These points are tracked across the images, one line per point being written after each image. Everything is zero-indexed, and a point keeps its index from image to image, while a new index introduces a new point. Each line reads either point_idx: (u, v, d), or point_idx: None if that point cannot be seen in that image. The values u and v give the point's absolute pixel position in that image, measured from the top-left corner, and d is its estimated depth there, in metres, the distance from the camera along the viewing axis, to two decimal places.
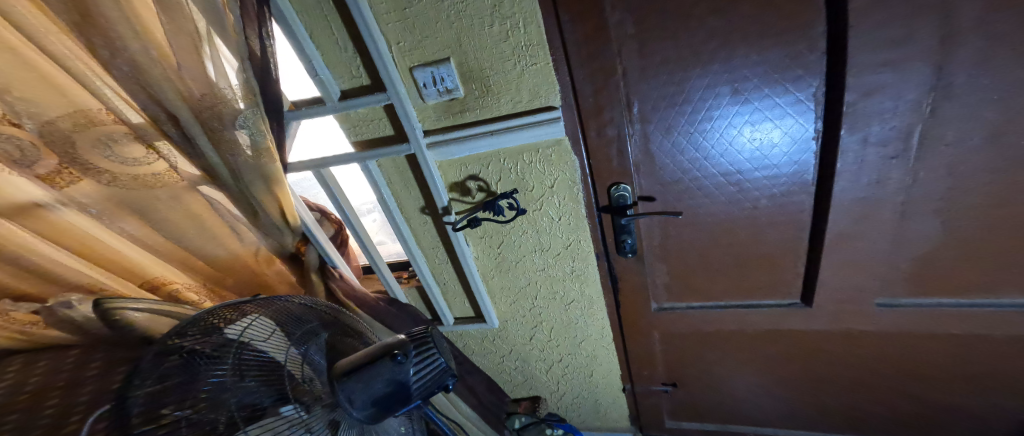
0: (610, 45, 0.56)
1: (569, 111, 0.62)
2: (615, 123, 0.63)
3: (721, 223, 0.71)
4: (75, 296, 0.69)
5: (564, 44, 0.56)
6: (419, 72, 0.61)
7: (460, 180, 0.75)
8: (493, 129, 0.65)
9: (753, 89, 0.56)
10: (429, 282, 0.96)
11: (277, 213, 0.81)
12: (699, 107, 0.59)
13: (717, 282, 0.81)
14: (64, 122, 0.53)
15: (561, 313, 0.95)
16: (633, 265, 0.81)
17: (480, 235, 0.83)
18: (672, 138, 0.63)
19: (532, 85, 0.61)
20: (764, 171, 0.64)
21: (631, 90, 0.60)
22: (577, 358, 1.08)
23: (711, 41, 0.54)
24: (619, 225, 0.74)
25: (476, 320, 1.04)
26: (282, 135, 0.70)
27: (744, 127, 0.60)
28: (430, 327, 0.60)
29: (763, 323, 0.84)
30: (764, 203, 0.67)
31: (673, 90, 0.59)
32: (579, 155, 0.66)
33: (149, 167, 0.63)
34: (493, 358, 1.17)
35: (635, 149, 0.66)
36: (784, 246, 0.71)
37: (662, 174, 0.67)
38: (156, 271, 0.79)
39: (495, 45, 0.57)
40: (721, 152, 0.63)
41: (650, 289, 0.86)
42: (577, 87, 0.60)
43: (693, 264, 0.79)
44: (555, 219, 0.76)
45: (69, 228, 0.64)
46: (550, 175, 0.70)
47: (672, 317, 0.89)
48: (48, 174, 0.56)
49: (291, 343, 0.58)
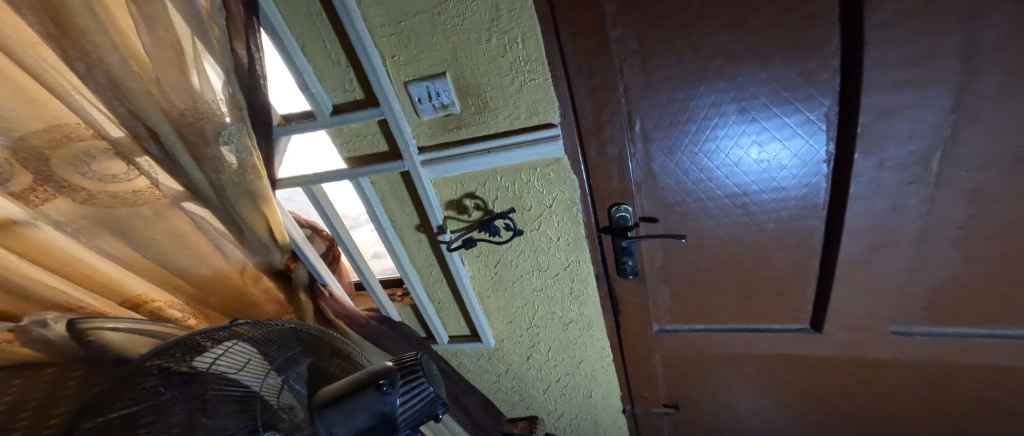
0: (614, 60, 0.54)
1: (569, 130, 0.60)
2: (617, 142, 0.61)
3: (725, 244, 0.69)
4: (52, 315, 0.63)
5: (566, 59, 0.55)
6: (414, 87, 0.59)
7: (455, 198, 0.72)
8: (490, 147, 0.63)
9: (760, 107, 0.55)
10: (423, 303, 0.93)
11: (265, 233, 0.79)
12: (704, 126, 0.58)
13: (722, 306, 0.78)
14: (39, 139, 0.51)
15: (559, 334, 0.93)
16: (634, 287, 0.78)
17: (476, 254, 0.81)
18: (675, 158, 0.62)
19: (530, 101, 0.59)
20: (770, 193, 0.62)
21: (634, 109, 0.58)
22: (575, 379, 1.04)
23: (717, 58, 0.52)
24: (619, 247, 0.71)
25: (471, 339, 1.01)
26: (271, 152, 0.68)
27: (751, 147, 0.58)
28: (420, 353, 0.57)
29: (771, 348, 0.82)
30: (771, 226, 0.65)
31: (676, 109, 0.57)
32: (579, 174, 0.64)
33: (129, 184, 0.61)
34: (488, 377, 1.13)
35: (636, 170, 0.64)
36: (791, 269, 0.69)
37: (665, 194, 0.65)
38: (137, 288, 0.76)
39: (493, 59, 0.56)
40: (727, 173, 0.62)
41: (653, 311, 0.83)
42: (579, 105, 0.58)
43: (699, 286, 0.76)
44: (554, 239, 0.74)
45: (51, 248, 0.62)
46: (548, 195, 0.67)
47: (675, 339, 0.87)
48: (23, 190, 0.54)
49: (272, 370, 0.55)
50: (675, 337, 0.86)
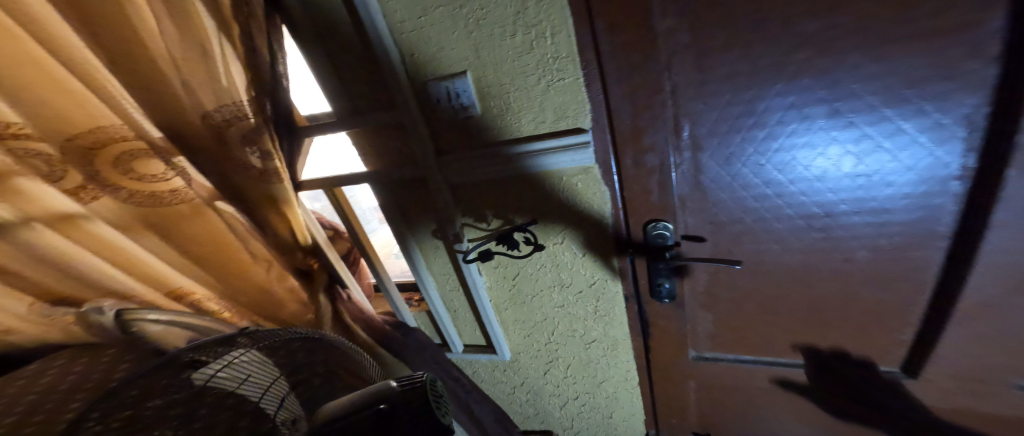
0: (668, 55, 0.47)
1: (600, 135, 0.54)
2: (658, 151, 0.53)
3: (782, 266, 0.61)
4: (108, 302, 0.69)
5: (600, 55, 0.48)
6: (434, 87, 0.56)
7: (474, 205, 0.68)
8: (511, 153, 0.58)
9: (860, 109, 0.46)
10: (438, 310, 0.89)
11: (288, 232, 0.83)
12: (775, 133, 0.50)
13: (774, 334, 0.71)
14: (86, 138, 0.53)
15: (580, 353, 0.87)
16: (669, 311, 0.71)
17: (494, 266, 0.76)
18: (732, 170, 0.54)
19: (558, 103, 0.53)
20: (865, 214, 0.53)
21: (682, 113, 0.51)
22: (595, 398, 0.97)
23: (803, 48, 0.44)
24: (655, 268, 0.63)
25: (486, 350, 0.97)
26: (293, 155, 0.72)
27: (846, 158, 0.49)
28: (426, 374, 0.54)
29: (840, 388, 0.74)
30: (862, 255, 0.57)
31: (742, 112, 0.49)
32: (610, 185, 0.58)
33: (166, 183, 0.62)
34: (504, 388, 1.09)
35: (683, 181, 0.56)
36: (860, 296, 0.61)
37: (716, 211, 0.58)
38: (179, 281, 0.74)
39: (518, 56, 0.51)
40: (804, 189, 0.53)
41: (690, 337, 0.76)
42: (615, 108, 0.51)
43: (745, 311, 0.69)
44: (578, 254, 0.68)
45: (105, 242, 0.63)
46: (573, 206, 0.62)
47: (716, 368, 0.79)
48: (75, 189, 0.56)
49: (280, 376, 0.58)
50: (713, 365, 0.78)
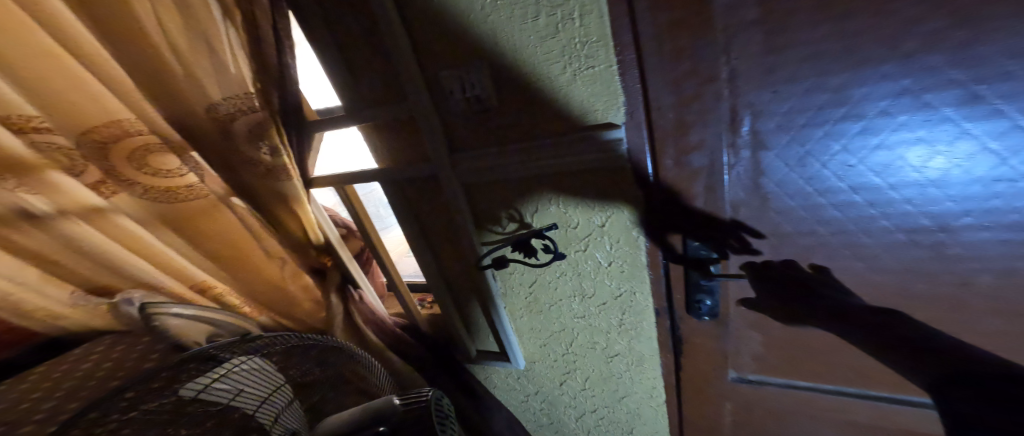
0: (724, 36, 0.39)
1: (635, 131, 0.47)
2: (707, 149, 0.46)
3: (859, 286, 0.52)
4: (137, 293, 0.75)
5: (639, 38, 0.41)
6: (447, 77, 0.51)
7: (490, 207, 0.63)
8: (531, 150, 0.53)
9: (1015, 93, 0.34)
10: (452, 316, 0.85)
11: (299, 231, 0.83)
12: (874, 126, 0.40)
13: (838, 362, 0.62)
14: (101, 133, 0.56)
15: (601, 365, 0.81)
16: (708, 328, 0.64)
17: (510, 272, 0.71)
18: (808, 171, 0.44)
19: (586, 94, 0.47)
20: (1001, 230, 0.41)
21: (740, 105, 0.43)
22: (615, 413, 0.91)
23: (921, 21, 0.34)
24: (695, 282, 0.57)
25: (501, 358, 0.92)
26: (304, 150, 0.69)
27: (985, 157, 0.38)
28: (427, 391, 0.63)
29: (918, 425, 0.65)
30: (986, 279, 0.46)
31: (827, 101, 0.40)
32: (643, 187, 0.51)
33: (182, 179, 0.64)
34: (518, 397, 1.03)
35: (738, 184, 0.48)
36: (945, 324, 0.52)
37: (783, 221, 0.49)
38: (202, 276, 0.81)
39: (540, 42, 0.45)
40: (913, 197, 0.42)
41: (732, 357, 0.68)
42: (654, 99, 0.44)
43: (804, 335, 0.60)
44: (603, 263, 0.62)
45: (132, 233, 0.68)
46: (599, 211, 0.56)
47: (762, 394, 0.70)
48: (94, 183, 0.60)
49: (283, 382, 0.60)
50: (756, 391, 0.70)
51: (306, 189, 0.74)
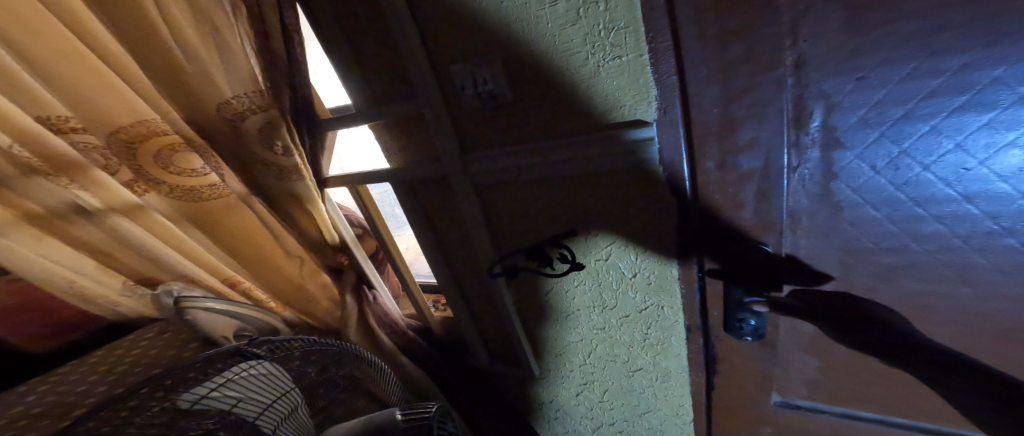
0: (781, 19, 0.33)
1: (670, 130, 0.41)
2: (759, 150, 0.39)
3: (957, 315, 0.42)
4: (177, 285, 0.79)
5: (676, 25, 0.36)
6: (460, 72, 0.47)
7: (505, 213, 0.59)
8: (553, 150, 0.49)
9: None
10: (466, 322, 0.81)
11: (315, 233, 0.78)
12: (1003, 119, 0.31)
13: (910, 397, 0.52)
14: (128, 132, 0.57)
15: (622, 380, 0.76)
16: (749, 349, 0.57)
17: (526, 280, 0.67)
18: (898, 174, 0.37)
19: (612, 88, 0.42)
20: None
21: (807, 96, 0.36)
22: (636, 428, 0.85)
23: None
24: (733, 299, 0.50)
25: (517, 368, 0.87)
26: (316, 149, 0.67)
27: None
28: (430, 406, 0.60)
29: None
30: None
31: (941, 87, 0.32)
32: (678, 193, 0.46)
33: (204, 178, 0.67)
34: (534, 408, 0.97)
35: (801, 190, 0.41)
36: None
37: (856, 233, 0.41)
38: (231, 271, 0.84)
39: (562, 29, 0.41)
40: None
41: (777, 381, 0.60)
42: (693, 93, 0.38)
43: (868, 363, 0.51)
44: (627, 274, 0.58)
45: (166, 229, 0.72)
46: (625, 217, 0.52)
47: (810, 423, 0.62)
48: (128, 182, 0.63)
49: (294, 387, 0.58)
50: (801, 418, 0.62)
51: (318, 191, 0.71)
